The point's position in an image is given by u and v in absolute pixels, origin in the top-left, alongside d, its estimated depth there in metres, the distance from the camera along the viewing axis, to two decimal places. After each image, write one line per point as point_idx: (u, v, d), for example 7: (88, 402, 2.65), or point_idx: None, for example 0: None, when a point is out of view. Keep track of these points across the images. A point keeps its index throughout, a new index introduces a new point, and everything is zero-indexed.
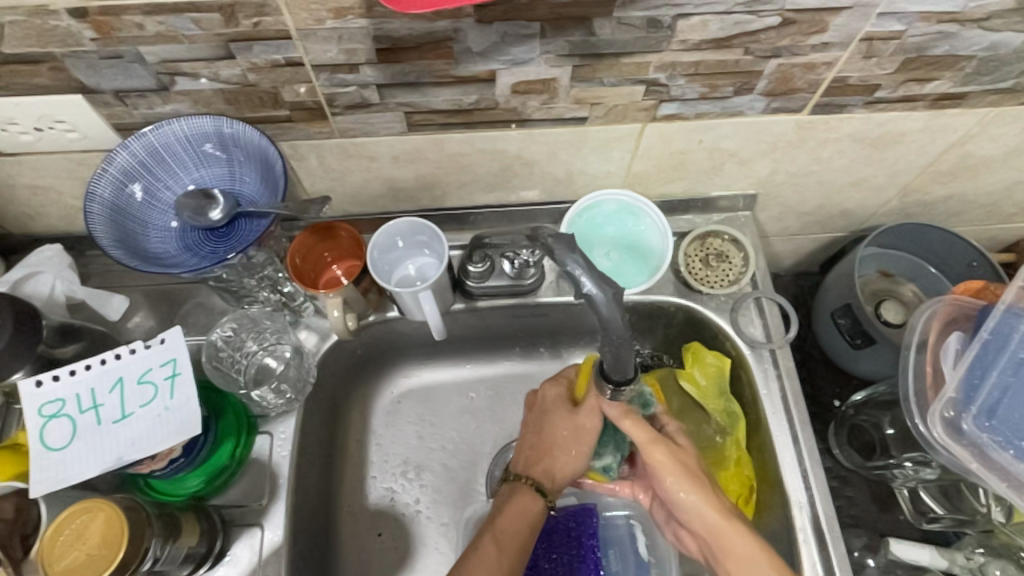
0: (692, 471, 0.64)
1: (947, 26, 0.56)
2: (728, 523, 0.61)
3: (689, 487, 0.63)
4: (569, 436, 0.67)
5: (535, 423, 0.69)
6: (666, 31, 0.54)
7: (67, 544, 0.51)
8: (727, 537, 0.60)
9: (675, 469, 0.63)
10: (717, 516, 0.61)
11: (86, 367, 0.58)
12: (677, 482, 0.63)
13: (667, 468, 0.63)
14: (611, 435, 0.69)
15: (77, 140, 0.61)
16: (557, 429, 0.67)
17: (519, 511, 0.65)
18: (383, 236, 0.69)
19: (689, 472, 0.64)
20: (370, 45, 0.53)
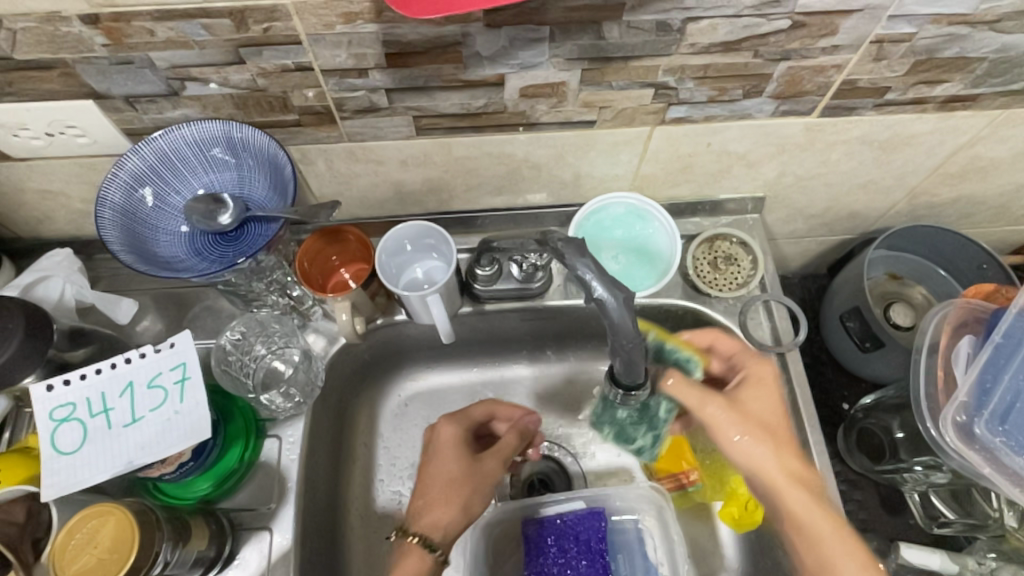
0: (758, 426, 0.61)
1: (958, 28, 0.55)
2: (795, 480, 0.59)
3: (750, 440, 0.60)
4: (469, 483, 0.64)
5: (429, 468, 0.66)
6: (675, 34, 0.54)
7: (78, 548, 0.51)
8: (788, 495, 0.58)
9: (736, 421, 0.61)
10: (782, 471, 0.59)
11: (96, 371, 0.59)
12: (737, 436, 0.60)
13: (725, 424, 0.61)
14: (647, 421, 0.68)
15: (87, 145, 0.61)
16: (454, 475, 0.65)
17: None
18: (391, 240, 0.69)
19: (755, 428, 0.60)
20: (379, 49, 0.53)
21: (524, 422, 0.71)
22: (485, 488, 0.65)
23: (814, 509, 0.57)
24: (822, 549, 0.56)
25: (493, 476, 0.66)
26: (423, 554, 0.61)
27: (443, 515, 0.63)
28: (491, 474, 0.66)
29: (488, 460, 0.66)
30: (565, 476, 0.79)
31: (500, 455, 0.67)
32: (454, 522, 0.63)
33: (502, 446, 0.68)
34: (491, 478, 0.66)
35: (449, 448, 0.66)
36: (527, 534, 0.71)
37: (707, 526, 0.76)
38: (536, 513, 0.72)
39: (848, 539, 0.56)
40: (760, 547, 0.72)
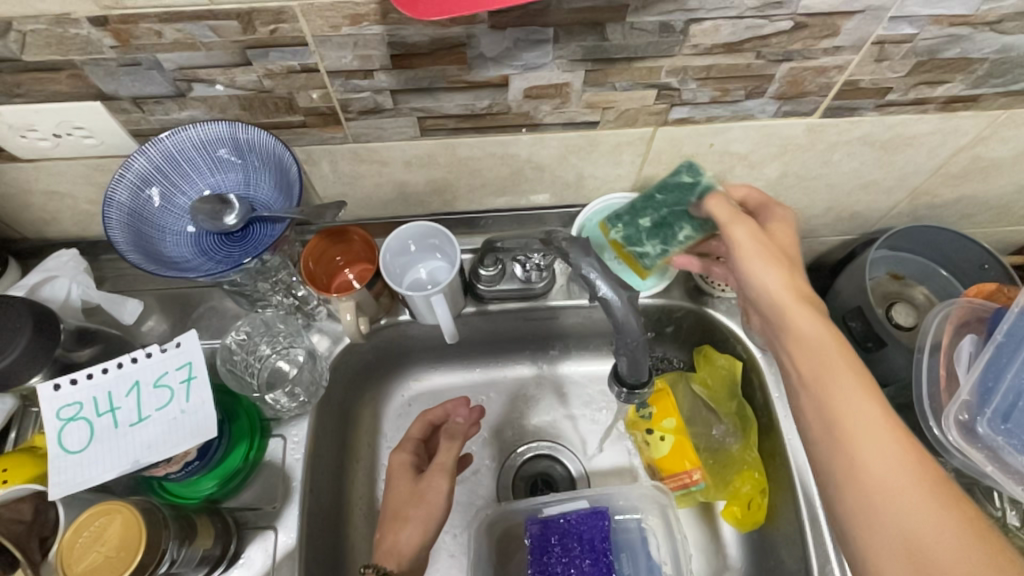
0: (777, 256, 0.56)
1: (959, 29, 0.56)
2: (808, 309, 0.53)
3: (769, 266, 0.55)
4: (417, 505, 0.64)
5: (392, 497, 0.66)
6: (678, 35, 0.54)
7: (85, 546, 0.51)
8: (798, 319, 0.53)
9: (757, 245, 0.56)
10: (792, 293, 0.54)
11: (103, 371, 0.59)
12: (756, 259, 0.55)
13: (746, 252, 0.56)
14: (665, 223, 0.65)
15: (94, 146, 0.62)
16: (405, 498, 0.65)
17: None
18: (396, 240, 0.69)
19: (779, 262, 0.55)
20: (384, 51, 0.53)
21: (462, 424, 0.71)
22: (436, 499, 0.65)
23: (827, 337, 0.52)
24: (835, 378, 0.50)
25: (436, 492, 0.65)
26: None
27: (399, 542, 0.62)
28: (439, 494, 0.65)
29: (432, 481, 0.66)
30: (568, 477, 0.80)
31: (443, 470, 0.66)
32: (410, 547, 0.62)
33: (443, 459, 0.67)
34: (439, 497, 0.65)
35: (401, 474, 0.67)
36: (531, 533, 0.71)
37: (710, 525, 0.76)
38: (539, 512, 0.73)
39: (862, 383, 0.50)
40: (763, 547, 0.72)
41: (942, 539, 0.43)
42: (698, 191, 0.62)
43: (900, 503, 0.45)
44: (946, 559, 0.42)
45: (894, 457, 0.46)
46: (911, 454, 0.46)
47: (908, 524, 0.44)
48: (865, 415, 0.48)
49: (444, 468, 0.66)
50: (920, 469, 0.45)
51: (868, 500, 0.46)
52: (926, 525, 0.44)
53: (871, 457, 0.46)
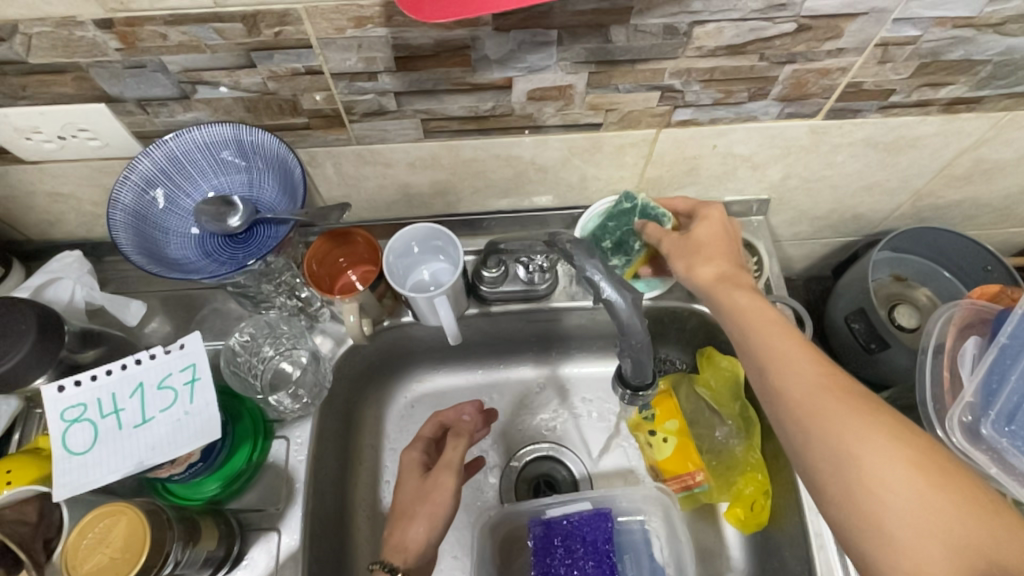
0: (706, 249, 0.61)
1: (962, 31, 0.56)
2: (732, 284, 0.57)
3: (693, 257, 0.60)
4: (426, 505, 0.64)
5: (405, 492, 0.66)
6: (681, 37, 0.54)
7: (90, 548, 0.51)
8: (722, 292, 0.57)
9: (682, 244, 0.62)
10: (718, 274, 0.59)
11: (107, 372, 0.59)
12: (683, 256, 0.61)
13: (676, 250, 0.62)
14: (622, 243, 0.68)
15: (99, 148, 0.62)
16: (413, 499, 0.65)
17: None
18: (399, 241, 0.69)
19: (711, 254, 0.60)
20: (388, 53, 0.53)
21: (469, 423, 0.71)
22: (441, 496, 0.64)
23: (755, 302, 0.55)
24: (768, 332, 0.52)
25: (440, 491, 0.64)
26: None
27: (411, 542, 0.62)
28: (446, 489, 0.64)
29: (442, 483, 0.65)
30: (571, 478, 0.79)
31: (449, 467, 0.66)
32: (422, 542, 0.62)
33: (452, 457, 0.66)
34: (446, 496, 0.64)
35: (412, 470, 0.68)
36: (534, 535, 0.72)
37: (713, 526, 0.76)
38: (542, 514, 0.73)
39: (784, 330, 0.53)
40: (767, 548, 0.72)
41: (878, 457, 0.44)
42: (642, 210, 0.67)
43: (838, 432, 0.46)
44: (881, 484, 0.43)
45: (815, 382, 0.48)
46: (839, 389, 0.48)
47: (863, 462, 0.44)
48: (795, 363, 0.50)
49: (451, 466, 0.66)
50: (851, 400, 0.47)
51: (816, 434, 0.47)
52: (863, 442, 0.45)
53: (808, 395, 0.48)
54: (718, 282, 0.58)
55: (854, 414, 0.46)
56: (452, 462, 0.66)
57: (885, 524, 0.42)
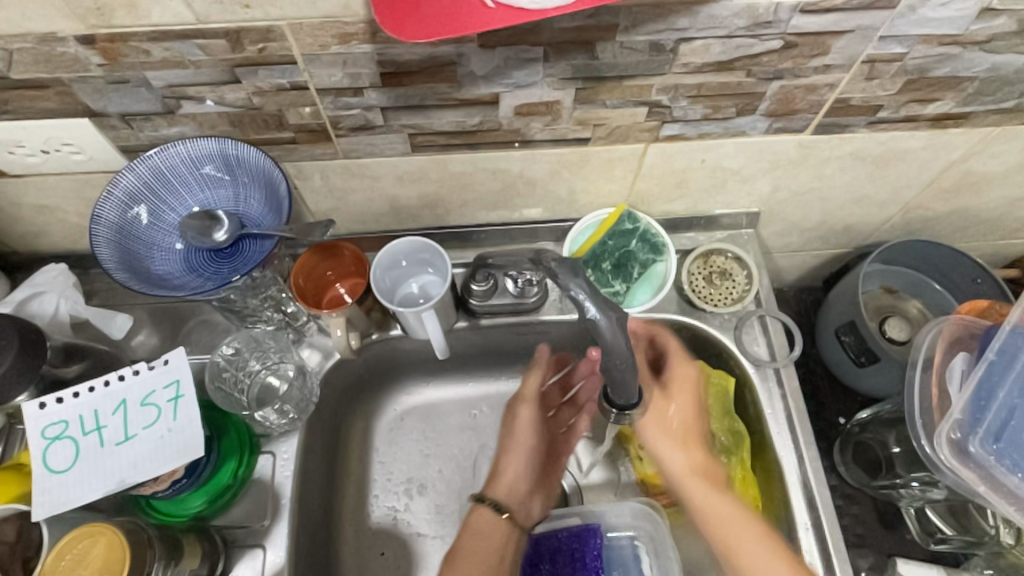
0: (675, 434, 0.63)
1: (948, 48, 0.56)
2: (707, 478, 0.61)
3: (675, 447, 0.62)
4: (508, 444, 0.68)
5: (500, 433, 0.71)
6: (668, 54, 0.54)
7: (68, 569, 0.51)
8: (694, 491, 0.61)
9: (658, 411, 0.63)
10: (690, 466, 0.62)
11: (89, 389, 0.58)
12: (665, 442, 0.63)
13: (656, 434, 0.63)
14: (623, 264, 0.75)
15: (83, 161, 0.61)
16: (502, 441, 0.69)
17: (479, 531, 0.62)
18: (387, 255, 0.69)
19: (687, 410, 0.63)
20: (374, 69, 0.53)
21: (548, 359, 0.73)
22: (523, 430, 0.68)
23: (734, 509, 0.59)
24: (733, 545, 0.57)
25: (519, 424, 0.68)
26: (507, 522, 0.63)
27: (505, 476, 0.66)
28: (524, 419, 0.68)
29: (523, 418, 0.68)
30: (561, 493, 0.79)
31: (528, 400, 0.69)
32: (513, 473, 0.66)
33: (529, 389, 0.70)
34: (527, 427, 0.68)
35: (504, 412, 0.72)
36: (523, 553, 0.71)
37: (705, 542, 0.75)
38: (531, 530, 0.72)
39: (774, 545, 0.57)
40: None
41: None
42: (641, 235, 0.75)
43: None
44: None
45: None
46: None
47: None
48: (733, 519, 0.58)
49: (528, 399, 0.69)
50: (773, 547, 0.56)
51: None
52: None
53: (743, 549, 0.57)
54: (692, 473, 0.62)
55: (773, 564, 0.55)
56: (527, 396, 0.70)
57: None
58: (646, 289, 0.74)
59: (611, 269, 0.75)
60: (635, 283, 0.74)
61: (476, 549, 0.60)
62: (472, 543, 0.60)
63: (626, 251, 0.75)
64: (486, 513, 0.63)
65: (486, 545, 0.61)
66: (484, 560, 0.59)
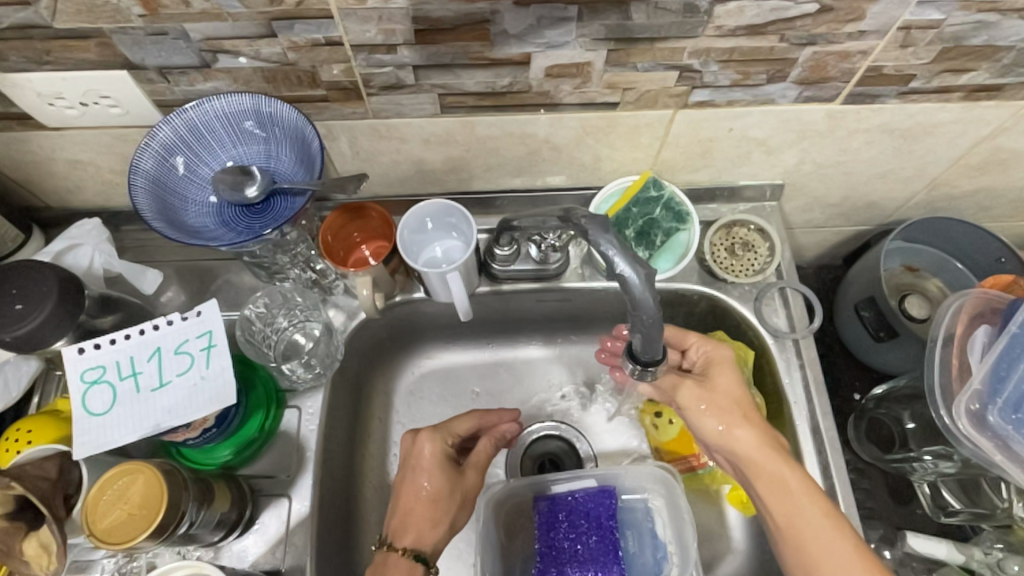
0: (729, 408, 0.63)
1: (987, 15, 0.55)
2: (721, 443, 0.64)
3: (717, 412, 0.63)
4: (439, 471, 0.66)
5: (408, 477, 0.66)
6: (702, 16, 0.54)
7: (110, 503, 0.53)
8: (764, 460, 0.61)
9: (710, 404, 0.64)
10: (754, 440, 0.62)
11: (126, 337, 0.60)
12: (705, 410, 0.64)
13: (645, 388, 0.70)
14: (646, 229, 0.74)
15: (118, 115, 0.63)
16: (427, 471, 0.66)
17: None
18: (414, 217, 0.70)
19: (708, 397, 0.64)
20: (408, 26, 0.54)
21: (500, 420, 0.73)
22: (435, 465, 0.66)
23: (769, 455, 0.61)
24: (775, 490, 0.60)
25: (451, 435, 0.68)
26: (414, 567, 0.62)
27: (410, 517, 0.64)
28: (696, 392, 0.65)
29: (469, 472, 0.68)
30: (576, 456, 0.81)
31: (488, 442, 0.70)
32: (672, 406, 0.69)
33: (452, 430, 0.69)
34: (434, 458, 0.66)
35: (433, 463, 0.66)
36: (540, 510, 0.73)
37: (717, 509, 0.77)
38: (547, 489, 0.73)
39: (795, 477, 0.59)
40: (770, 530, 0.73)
41: (836, 555, 0.55)
42: (665, 203, 0.74)
43: (816, 543, 0.56)
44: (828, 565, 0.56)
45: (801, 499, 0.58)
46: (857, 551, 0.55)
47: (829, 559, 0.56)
48: (792, 486, 0.59)
49: (435, 432, 0.68)
50: (802, 476, 0.59)
51: (791, 532, 0.58)
52: (828, 550, 0.56)
53: (786, 512, 0.59)
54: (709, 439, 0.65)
55: (832, 526, 0.57)
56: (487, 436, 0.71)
57: (806, 541, 0.57)
58: (663, 256, 0.74)
59: (633, 234, 0.74)
60: (656, 249, 0.74)
61: None
62: None
63: (649, 217, 0.73)
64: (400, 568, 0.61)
65: None
66: None
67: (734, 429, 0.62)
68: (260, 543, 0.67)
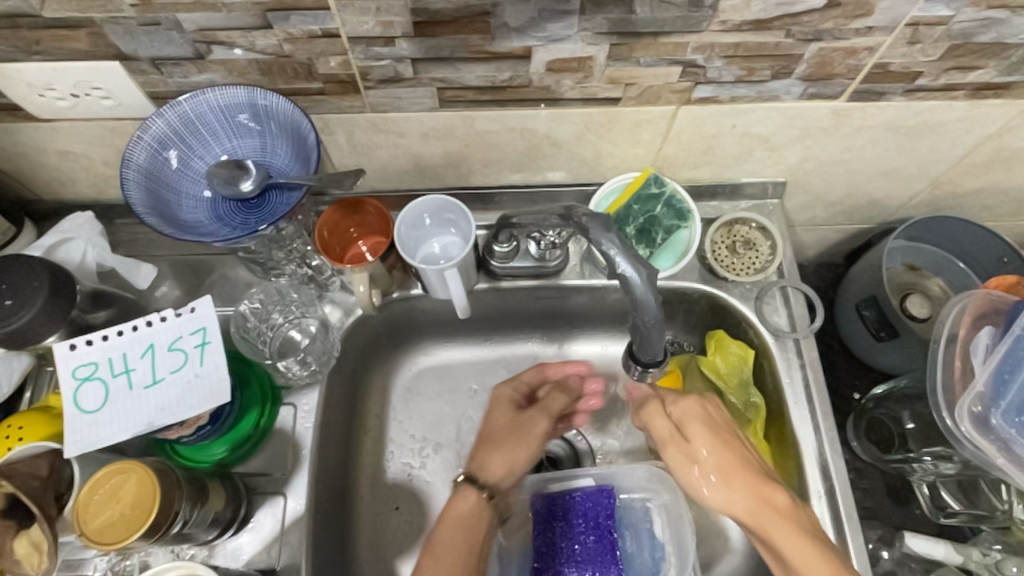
0: (713, 467, 0.58)
1: (996, 12, 0.54)
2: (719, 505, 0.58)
3: (700, 476, 0.58)
4: (499, 407, 0.69)
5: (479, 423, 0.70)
6: (707, 10, 0.53)
7: (101, 504, 0.52)
8: (762, 525, 0.55)
9: (690, 466, 0.59)
10: (742, 505, 0.56)
11: (118, 333, 0.59)
12: (689, 472, 0.59)
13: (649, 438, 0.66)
14: (647, 227, 0.73)
15: (111, 107, 0.61)
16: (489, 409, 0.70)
17: (460, 517, 0.62)
18: (411, 213, 0.69)
19: (686, 457, 0.60)
20: (407, 18, 0.52)
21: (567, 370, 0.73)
22: (498, 405, 0.69)
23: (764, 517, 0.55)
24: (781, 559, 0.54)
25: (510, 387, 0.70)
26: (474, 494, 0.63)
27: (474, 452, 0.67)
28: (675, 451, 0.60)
29: (535, 412, 0.69)
30: (576, 457, 0.80)
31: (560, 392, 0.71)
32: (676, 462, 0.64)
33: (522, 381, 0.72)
34: (497, 397, 0.70)
35: (497, 402, 0.70)
36: (537, 509, 0.72)
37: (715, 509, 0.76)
38: (546, 488, 0.72)
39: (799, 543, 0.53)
40: None
41: None
42: (666, 200, 0.73)
43: None
44: None
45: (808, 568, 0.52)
46: None
47: None
48: (785, 554, 0.53)
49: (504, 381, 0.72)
50: (810, 548, 0.52)
51: None
52: None
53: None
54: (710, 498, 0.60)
55: None
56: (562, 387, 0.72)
57: None
58: (664, 253, 0.73)
59: (634, 231, 0.73)
60: (657, 246, 0.73)
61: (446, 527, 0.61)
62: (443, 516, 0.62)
63: (650, 213, 0.73)
64: (469, 496, 0.63)
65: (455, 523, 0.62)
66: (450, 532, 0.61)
67: (720, 491, 0.57)
68: (255, 542, 0.66)
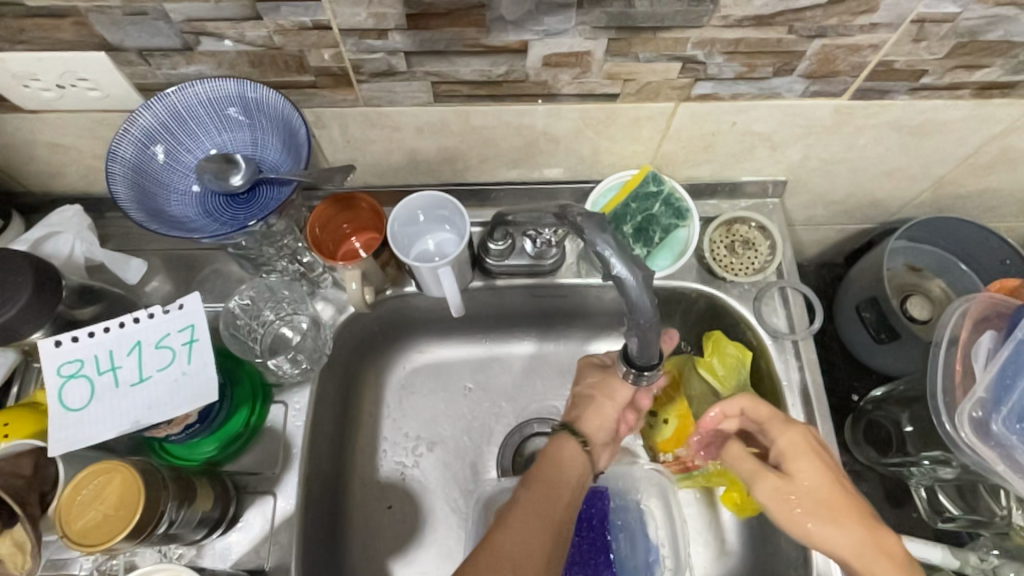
0: (818, 504, 0.56)
1: (1004, 9, 0.53)
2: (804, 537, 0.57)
3: (809, 509, 0.56)
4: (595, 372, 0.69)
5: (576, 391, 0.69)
6: (708, 5, 0.51)
7: (84, 504, 0.51)
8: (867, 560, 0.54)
9: (793, 496, 0.57)
10: (851, 541, 0.55)
11: (104, 330, 0.58)
12: (793, 497, 0.57)
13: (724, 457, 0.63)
14: (644, 225, 0.72)
15: (99, 99, 0.60)
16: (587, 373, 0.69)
17: (562, 458, 0.61)
18: (404, 209, 0.68)
19: (797, 482, 0.57)
20: (399, 10, 0.51)
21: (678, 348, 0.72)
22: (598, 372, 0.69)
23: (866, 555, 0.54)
24: None
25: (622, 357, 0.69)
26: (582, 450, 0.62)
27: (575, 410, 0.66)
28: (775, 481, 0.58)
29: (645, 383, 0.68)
30: None
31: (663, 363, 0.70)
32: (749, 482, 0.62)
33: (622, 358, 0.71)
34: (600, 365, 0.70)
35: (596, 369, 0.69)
36: None
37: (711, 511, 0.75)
38: None
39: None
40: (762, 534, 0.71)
41: None
42: (664, 198, 0.72)
43: None
44: None
45: None
46: None
47: None
48: None
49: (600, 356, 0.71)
50: None
51: None
52: None
53: None
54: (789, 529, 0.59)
55: None
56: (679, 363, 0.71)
57: None
58: (661, 252, 0.72)
59: (631, 230, 0.72)
60: (654, 245, 0.71)
61: (549, 473, 0.60)
62: (547, 464, 0.61)
63: (648, 212, 0.72)
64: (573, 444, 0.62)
65: (560, 473, 0.60)
66: (556, 484, 0.59)
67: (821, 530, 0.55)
68: (244, 541, 0.65)
